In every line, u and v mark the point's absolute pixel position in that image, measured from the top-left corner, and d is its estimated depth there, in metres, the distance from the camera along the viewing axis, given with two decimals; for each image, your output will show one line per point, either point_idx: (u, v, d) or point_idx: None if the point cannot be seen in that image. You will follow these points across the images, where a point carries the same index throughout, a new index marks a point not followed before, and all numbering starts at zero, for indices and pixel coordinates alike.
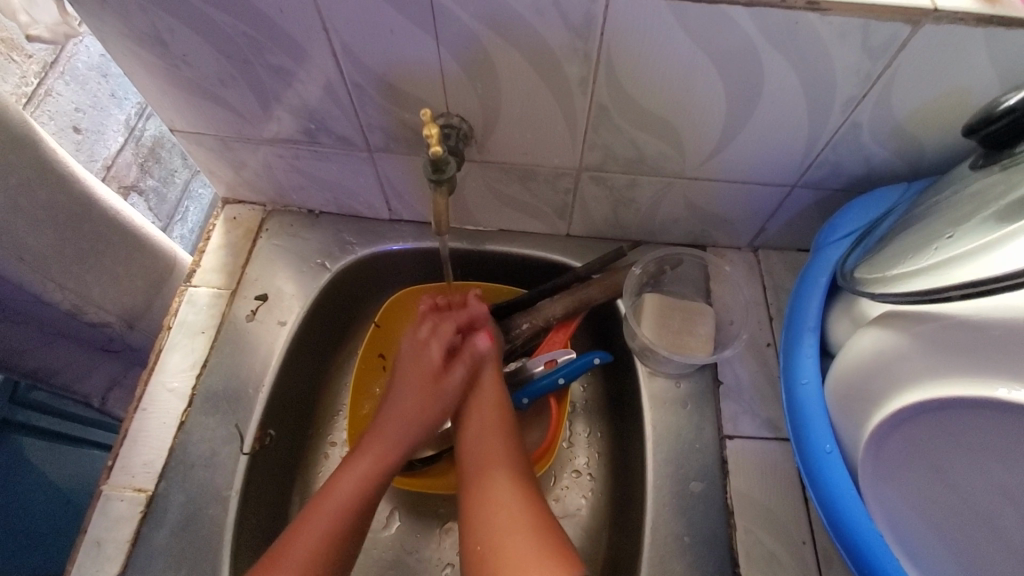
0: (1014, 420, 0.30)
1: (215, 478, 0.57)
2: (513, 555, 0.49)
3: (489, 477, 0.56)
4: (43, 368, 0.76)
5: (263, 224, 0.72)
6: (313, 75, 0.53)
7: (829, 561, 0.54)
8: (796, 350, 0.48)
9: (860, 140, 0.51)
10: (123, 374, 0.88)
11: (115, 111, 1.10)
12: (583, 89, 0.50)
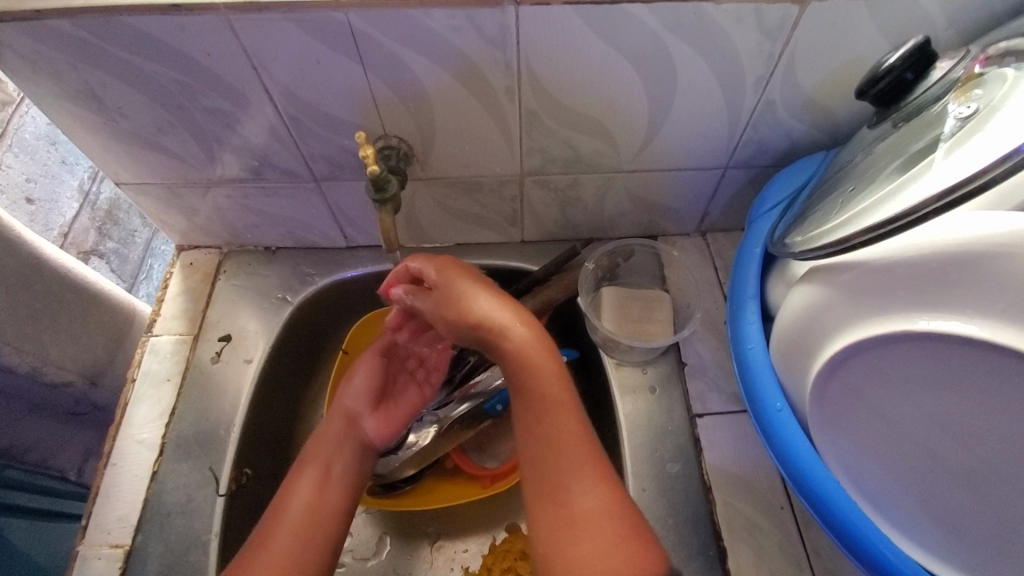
0: (930, 345, 0.31)
1: (193, 524, 0.57)
2: (588, 532, 0.44)
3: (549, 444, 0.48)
4: (15, 447, 0.74)
5: (221, 267, 0.73)
6: (253, 115, 0.54)
7: (808, 521, 0.55)
8: (741, 320, 0.50)
9: (776, 116, 0.55)
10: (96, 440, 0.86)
11: (67, 176, 1.09)
12: (511, 97, 0.52)
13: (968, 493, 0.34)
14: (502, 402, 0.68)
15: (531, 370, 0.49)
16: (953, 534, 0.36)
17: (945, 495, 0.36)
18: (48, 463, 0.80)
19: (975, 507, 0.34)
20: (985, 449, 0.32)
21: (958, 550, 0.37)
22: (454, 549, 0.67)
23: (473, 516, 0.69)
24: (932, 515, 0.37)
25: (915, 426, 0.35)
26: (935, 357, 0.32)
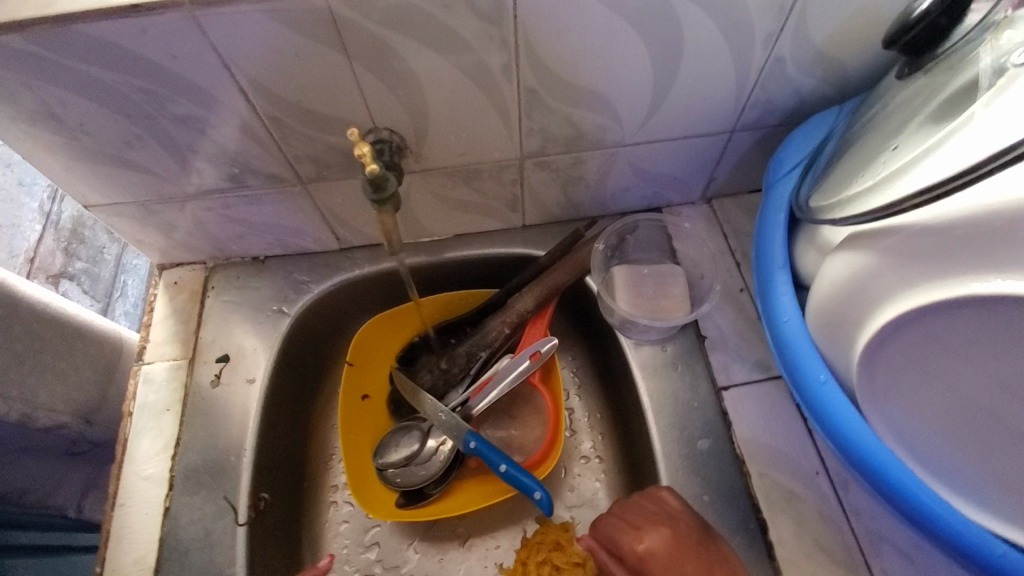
0: (999, 308, 0.29)
1: (215, 558, 0.54)
2: None
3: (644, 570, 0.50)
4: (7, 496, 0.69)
5: (208, 282, 0.68)
6: (229, 120, 0.50)
7: (845, 483, 0.54)
8: (772, 289, 0.47)
9: (786, 73, 0.52)
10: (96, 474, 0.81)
11: (26, 200, 1.06)
12: (508, 77, 0.48)
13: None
14: (474, 440, 0.62)
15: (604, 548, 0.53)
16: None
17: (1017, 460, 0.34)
18: (47, 504, 0.75)
19: None
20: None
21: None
22: (486, 546, 0.66)
23: (500, 512, 0.67)
24: (1000, 481, 0.35)
25: (973, 389, 0.33)
26: (998, 315, 0.30)
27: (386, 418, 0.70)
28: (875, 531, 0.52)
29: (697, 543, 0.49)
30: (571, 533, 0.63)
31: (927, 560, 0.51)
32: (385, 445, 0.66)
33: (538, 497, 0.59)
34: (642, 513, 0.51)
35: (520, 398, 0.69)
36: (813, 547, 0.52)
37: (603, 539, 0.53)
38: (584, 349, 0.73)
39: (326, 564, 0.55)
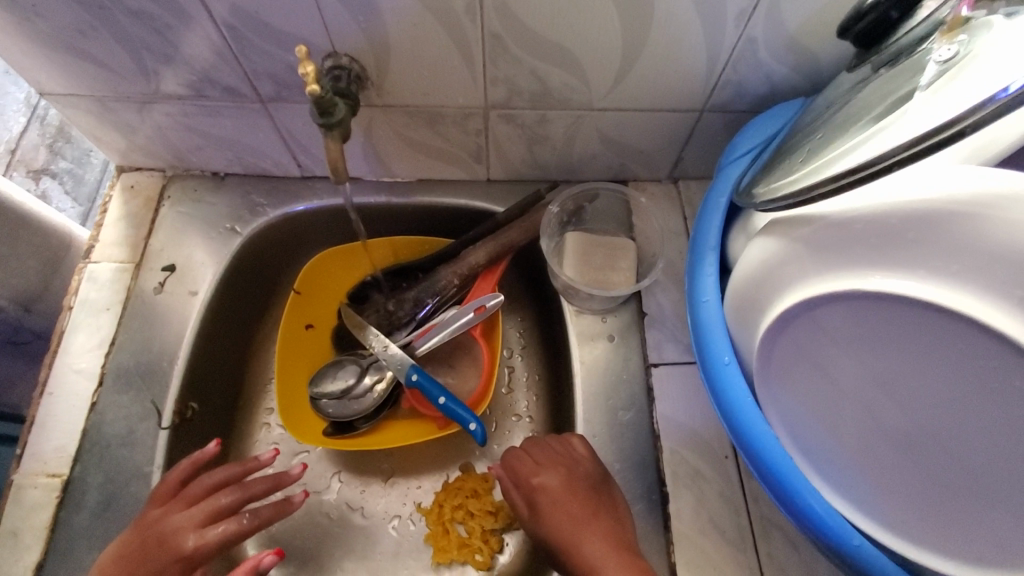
0: (890, 301, 0.30)
1: (134, 456, 0.55)
2: None
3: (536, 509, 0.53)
4: None
5: (164, 191, 0.68)
6: (183, 21, 0.48)
7: (750, 470, 0.56)
8: (698, 269, 0.47)
9: (757, 56, 0.51)
10: None
11: (14, 90, 1.09)
12: (473, 20, 0.47)
13: (901, 450, 0.34)
14: (417, 372, 0.64)
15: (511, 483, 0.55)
16: (895, 501, 0.36)
17: (891, 460, 0.35)
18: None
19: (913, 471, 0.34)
20: (920, 409, 0.32)
21: (910, 518, 0.36)
22: (408, 485, 0.68)
23: (427, 456, 0.70)
24: (873, 481, 0.36)
25: (855, 387, 0.35)
26: (887, 314, 0.31)
27: (328, 350, 0.71)
28: (768, 518, 0.54)
29: (588, 488, 0.52)
30: (490, 483, 0.66)
31: (811, 551, 0.53)
32: (320, 375, 0.67)
33: (472, 428, 0.61)
34: (547, 452, 0.55)
35: (461, 349, 0.70)
36: (707, 524, 0.54)
37: (508, 469, 0.56)
38: (533, 311, 0.74)
39: (211, 448, 0.54)
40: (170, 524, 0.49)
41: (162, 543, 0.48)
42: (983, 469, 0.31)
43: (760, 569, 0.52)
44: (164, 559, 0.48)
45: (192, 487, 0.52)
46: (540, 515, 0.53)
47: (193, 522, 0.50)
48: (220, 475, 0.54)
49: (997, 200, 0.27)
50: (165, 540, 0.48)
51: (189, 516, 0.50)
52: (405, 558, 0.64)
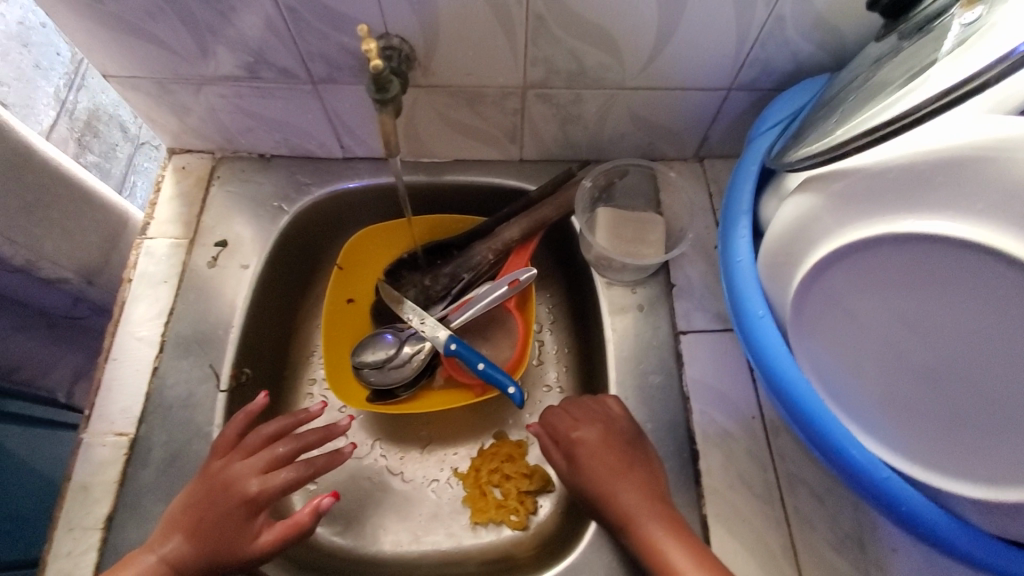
0: (918, 242, 0.35)
1: (195, 417, 0.59)
2: None
3: (576, 462, 0.56)
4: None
5: (214, 172, 0.72)
6: (246, 4, 0.52)
7: (777, 430, 0.59)
8: (732, 233, 0.50)
9: (785, 35, 0.54)
10: (85, 364, 0.88)
11: (41, 82, 1.04)
12: (518, 0, 0.50)
13: (924, 381, 0.39)
14: (456, 342, 0.67)
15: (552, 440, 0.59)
16: (916, 431, 0.40)
17: (915, 393, 0.39)
18: (35, 384, 0.81)
19: (933, 401, 0.39)
20: (947, 342, 0.37)
21: (926, 447, 0.40)
22: (445, 452, 0.71)
23: (462, 425, 0.72)
24: (894, 414, 0.41)
25: (886, 325, 0.39)
26: (918, 253, 0.35)
27: (367, 323, 0.74)
28: (795, 474, 0.57)
29: (624, 444, 0.55)
30: (524, 448, 0.70)
31: (837, 505, 0.56)
32: (362, 346, 0.70)
33: (512, 391, 0.64)
34: (584, 410, 0.58)
35: (495, 322, 0.73)
36: (737, 479, 0.57)
37: (548, 427, 0.60)
38: (562, 287, 0.77)
39: (262, 400, 0.57)
40: (234, 470, 0.53)
41: (228, 488, 0.52)
42: (998, 392, 0.35)
43: (787, 521, 0.55)
44: (231, 502, 0.51)
45: (249, 438, 0.56)
46: (580, 468, 0.56)
47: (254, 470, 0.54)
48: (275, 427, 0.57)
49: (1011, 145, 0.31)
50: (230, 484, 0.52)
51: (251, 464, 0.54)
52: (444, 519, 0.67)
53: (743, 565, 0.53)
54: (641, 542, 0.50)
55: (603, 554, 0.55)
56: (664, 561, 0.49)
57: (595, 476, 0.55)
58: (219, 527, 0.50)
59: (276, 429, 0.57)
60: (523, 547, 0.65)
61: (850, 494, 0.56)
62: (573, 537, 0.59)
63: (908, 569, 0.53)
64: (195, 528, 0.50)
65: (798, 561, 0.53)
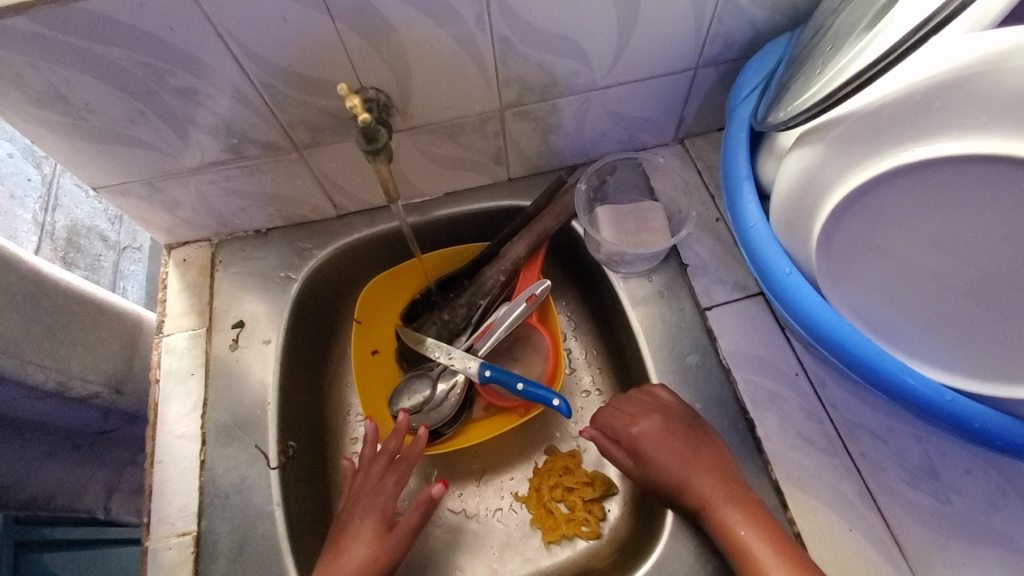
0: (924, 168, 0.37)
1: (253, 501, 0.58)
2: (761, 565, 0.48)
3: (642, 453, 0.57)
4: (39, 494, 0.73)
5: (215, 258, 0.72)
6: (222, 88, 0.53)
7: (822, 382, 0.59)
8: (738, 199, 0.52)
9: (739, 5, 0.55)
10: (119, 478, 0.85)
11: (19, 212, 1.00)
12: (482, 28, 0.52)
13: (963, 297, 0.40)
14: (490, 367, 0.67)
15: (611, 435, 0.59)
16: (969, 345, 0.41)
17: (955, 310, 0.41)
18: (75, 507, 0.79)
19: (976, 312, 0.40)
20: (975, 254, 0.38)
21: (980, 358, 0.41)
22: (501, 480, 0.71)
23: (512, 449, 0.72)
24: (939, 334, 0.42)
25: (914, 253, 0.41)
26: (928, 179, 0.37)
27: (396, 371, 0.74)
28: (852, 421, 0.57)
29: (686, 428, 0.55)
30: (578, 458, 0.69)
31: (900, 441, 0.56)
32: (398, 392, 0.70)
33: (556, 403, 0.64)
34: (636, 404, 0.58)
35: (520, 340, 0.73)
36: (796, 438, 0.57)
37: (604, 426, 0.60)
38: (577, 292, 0.77)
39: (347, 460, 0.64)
40: (362, 503, 0.59)
41: (365, 513, 0.58)
42: None
43: (857, 468, 0.55)
44: (375, 514, 0.58)
45: (358, 477, 0.62)
46: (647, 458, 0.56)
47: (367, 483, 0.60)
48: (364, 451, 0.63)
49: (999, 58, 0.33)
50: (365, 510, 0.58)
51: (370, 490, 0.60)
52: (517, 547, 0.66)
53: (826, 521, 0.53)
54: (714, 526, 0.51)
55: (685, 542, 0.55)
56: (737, 543, 0.50)
57: (663, 462, 0.55)
58: (374, 538, 0.56)
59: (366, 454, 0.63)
60: (602, 555, 0.64)
61: (909, 427, 0.57)
62: (653, 531, 0.58)
63: (984, 488, 0.53)
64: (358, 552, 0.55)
65: (878, 505, 0.53)
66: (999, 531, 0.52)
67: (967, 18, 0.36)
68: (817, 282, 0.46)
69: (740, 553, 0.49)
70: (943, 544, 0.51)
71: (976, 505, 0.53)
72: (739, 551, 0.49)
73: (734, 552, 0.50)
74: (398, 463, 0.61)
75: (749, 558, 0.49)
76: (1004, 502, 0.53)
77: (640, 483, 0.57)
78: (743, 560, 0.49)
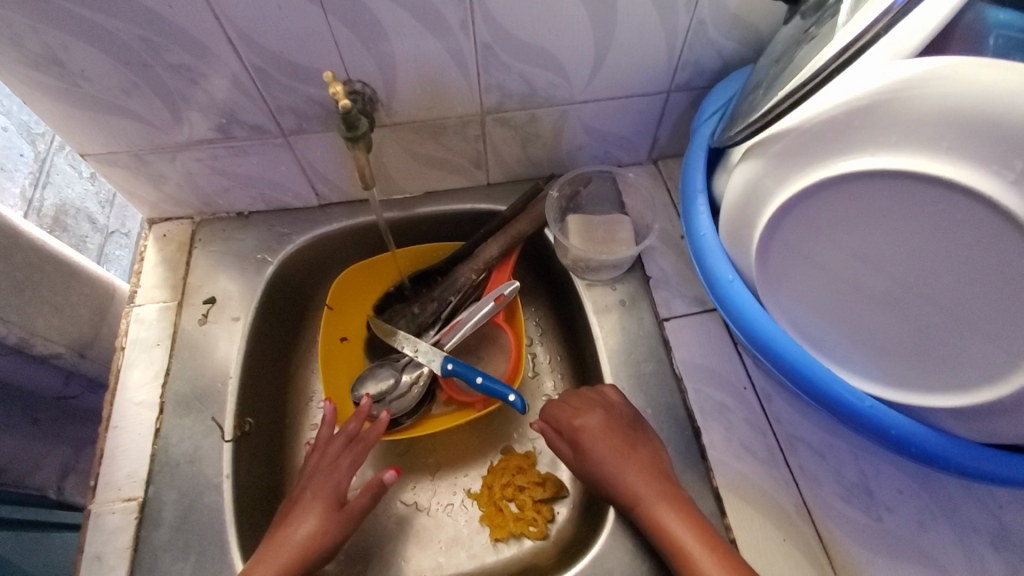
0: (847, 184, 0.40)
1: (203, 471, 0.59)
2: (690, 560, 0.49)
3: (584, 446, 0.59)
4: None
5: (195, 235, 0.74)
6: (215, 68, 0.55)
7: (769, 397, 0.61)
8: (693, 211, 0.55)
9: (708, 36, 0.60)
10: (73, 455, 0.85)
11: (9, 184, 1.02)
12: (466, 34, 0.55)
13: (885, 309, 0.43)
14: (452, 361, 0.68)
15: (558, 428, 0.61)
16: (891, 354, 0.45)
17: (877, 320, 0.44)
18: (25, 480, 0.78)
19: (896, 323, 0.43)
20: (893, 267, 0.41)
21: (900, 367, 0.45)
22: (455, 476, 0.71)
23: (469, 446, 0.73)
24: (863, 344, 0.46)
25: (839, 265, 0.44)
26: (850, 196, 0.41)
27: (362, 360, 0.75)
28: (793, 435, 0.59)
29: (627, 426, 0.58)
30: (533, 459, 0.70)
31: (838, 457, 0.58)
32: (361, 380, 0.71)
33: (512, 399, 0.66)
34: (583, 400, 0.61)
35: (486, 339, 0.75)
36: (740, 448, 0.59)
37: (551, 419, 0.62)
38: (546, 298, 0.80)
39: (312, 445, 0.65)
40: (315, 482, 0.59)
41: (317, 492, 0.58)
42: (951, 303, 0.40)
43: (795, 480, 0.57)
44: (325, 493, 0.58)
45: (314, 458, 0.62)
46: (589, 452, 0.58)
47: (323, 463, 0.61)
48: (322, 433, 0.64)
49: (916, 82, 0.36)
50: (318, 489, 0.59)
51: (324, 469, 0.60)
52: (465, 543, 0.67)
53: (762, 530, 0.55)
54: (647, 523, 0.53)
55: (625, 541, 0.56)
56: (668, 541, 0.51)
57: (603, 456, 0.57)
58: (323, 516, 0.57)
59: (324, 437, 0.63)
60: (547, 554, 0.65)
61: (848, 445, 0.59)
62: (596, 530, 0.59)
63: (914, 509, 0.55)
64: (304, 528, 0.55)
65: (812, 517, 0.55)
66: (925, 550, 0.53)
67: (889, 47, 0.40)
68: (759, 291, 0.50)
69: (670, 550, 0.51)
70: (870, 559, 0.53)
71: (905, 524, 0.55)
72: (669, 547, 0.51)
73: (665, 548, 0.51)
74: (353, 445, 0.62)
75: (680, 554, 0.50)
76: (932, 523, 0.55)
77: (579, 472, 0.60)
78: (674, 557, 0.50)
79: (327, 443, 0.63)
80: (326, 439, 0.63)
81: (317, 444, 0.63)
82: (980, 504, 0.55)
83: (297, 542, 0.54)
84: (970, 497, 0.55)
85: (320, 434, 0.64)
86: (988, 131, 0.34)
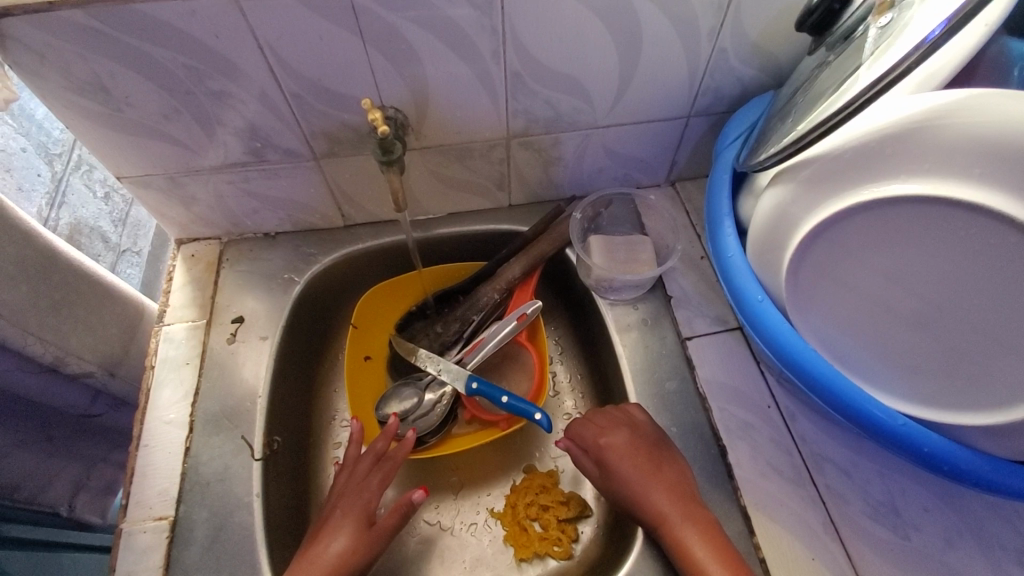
0: (877, 208, 0.42)
1: (233, 490, 0.59)
2: None
3: (611, 464, 0.59)
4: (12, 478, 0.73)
5: (222, 255, 0.75)
6: (253, 94, 0.57)
7: (793, 415, 0.62)
8: (719, 233, 0.57)
9: (729, 64, 0.62)
10: (90, 474, 0.85)
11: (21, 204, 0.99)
12: (497, 62, 0.57)
13: (915, 328, 0.45)
14: (477, 380, 0.69)
15: (584, 446, 0.62)
16: (921, 372, 0.46)
17: (907, 339, 0.46)
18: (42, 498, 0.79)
19: (926, 342, 0.45)
20: (923, 287, 0.43)
21: (931, 385, 0.46)
22: (478, 495, 0.71)
23: (492, 465, 0.73)
24: (893, 362, 0.47)
25: (870, 284, 0.46)
26: (881, 219, 0.43)
27: (386, 379, 0.76)
28: (818, 453, 0.60)
29: (653, 445, 0.58)
30: (556, 478, 0.71)
31: (863, 476, 0.58)
32: (386, 398, 0.72)
33: (538, 417, 0.66)
34: (608, 418, 0.61)
35: (508, 358, 0.76)
36: (766, 467, 0.59)
37: (577, 437, 0.63)
38: (567, 318, 0.81)
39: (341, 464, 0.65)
40: (344, 502, 0.59)
41: (345, 511, 0.58)
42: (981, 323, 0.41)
43: (822, 499, 0.57)
44: (354, 512, 0.58)
45: (343, 477, 0.63)
46: (615, 471, 0.59)
47: (353, 481, 0.61)
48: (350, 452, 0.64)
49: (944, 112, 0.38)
50: (347, 508, 0.59)
51: (353, 488, 0.60)
52: (489, 563, 0.66)
53: (790, 549, 0.55)
54: (672, 543, 0.53)
55: (653, 560, 0.56)
56: (693, 561, 0.51)
57: (629, 474, 0.58)
58: (352, 535, 0.57)
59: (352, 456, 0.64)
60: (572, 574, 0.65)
61: (872, 464, 0.59)
62: (624, 549, 0.60)
63: (941, 528, 0.56)
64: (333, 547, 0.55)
65: (840, 536, 0.55)
66: (954, 569, 0.53)
67: (914, 79, 0.42)
68: (788, 311, 0.52)
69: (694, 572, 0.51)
70: None
71: (933, 542, 0.55)
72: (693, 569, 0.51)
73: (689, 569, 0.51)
74: (381, 464, 0.62)
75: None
76: (960, 542, 0.55)
77: (604, 491, 0.60)
78: None
79: (356, 462, 0.63)
80: (354, 458, 0.63)
81: (346, 463, 0.64)
82: (1007, 522, 0.55)
83: (328, 561, 0.54)
84: (998, 516, 0.56)
85: (348, 453, 0.64)
86: (1022, 160, 0.35)
